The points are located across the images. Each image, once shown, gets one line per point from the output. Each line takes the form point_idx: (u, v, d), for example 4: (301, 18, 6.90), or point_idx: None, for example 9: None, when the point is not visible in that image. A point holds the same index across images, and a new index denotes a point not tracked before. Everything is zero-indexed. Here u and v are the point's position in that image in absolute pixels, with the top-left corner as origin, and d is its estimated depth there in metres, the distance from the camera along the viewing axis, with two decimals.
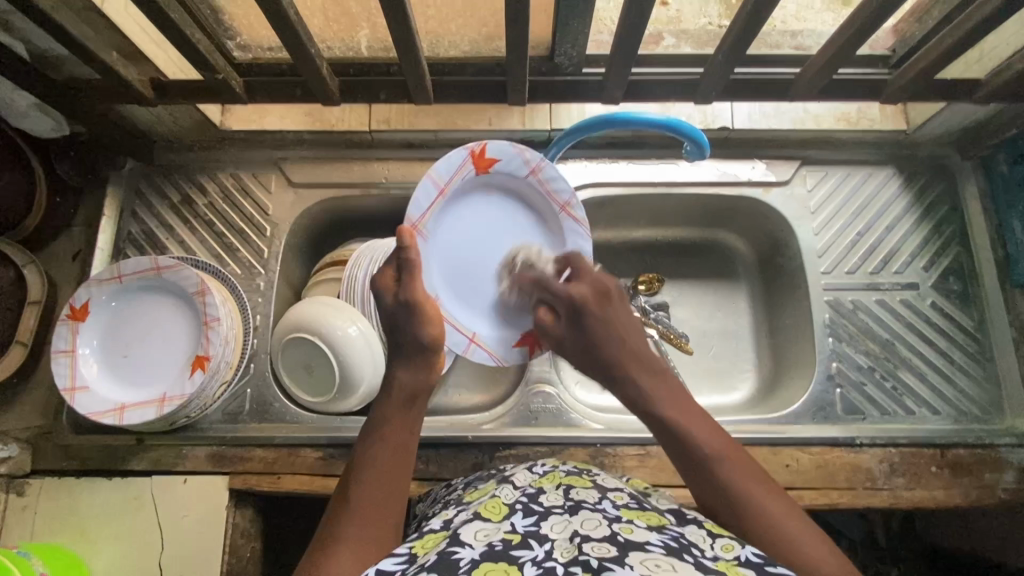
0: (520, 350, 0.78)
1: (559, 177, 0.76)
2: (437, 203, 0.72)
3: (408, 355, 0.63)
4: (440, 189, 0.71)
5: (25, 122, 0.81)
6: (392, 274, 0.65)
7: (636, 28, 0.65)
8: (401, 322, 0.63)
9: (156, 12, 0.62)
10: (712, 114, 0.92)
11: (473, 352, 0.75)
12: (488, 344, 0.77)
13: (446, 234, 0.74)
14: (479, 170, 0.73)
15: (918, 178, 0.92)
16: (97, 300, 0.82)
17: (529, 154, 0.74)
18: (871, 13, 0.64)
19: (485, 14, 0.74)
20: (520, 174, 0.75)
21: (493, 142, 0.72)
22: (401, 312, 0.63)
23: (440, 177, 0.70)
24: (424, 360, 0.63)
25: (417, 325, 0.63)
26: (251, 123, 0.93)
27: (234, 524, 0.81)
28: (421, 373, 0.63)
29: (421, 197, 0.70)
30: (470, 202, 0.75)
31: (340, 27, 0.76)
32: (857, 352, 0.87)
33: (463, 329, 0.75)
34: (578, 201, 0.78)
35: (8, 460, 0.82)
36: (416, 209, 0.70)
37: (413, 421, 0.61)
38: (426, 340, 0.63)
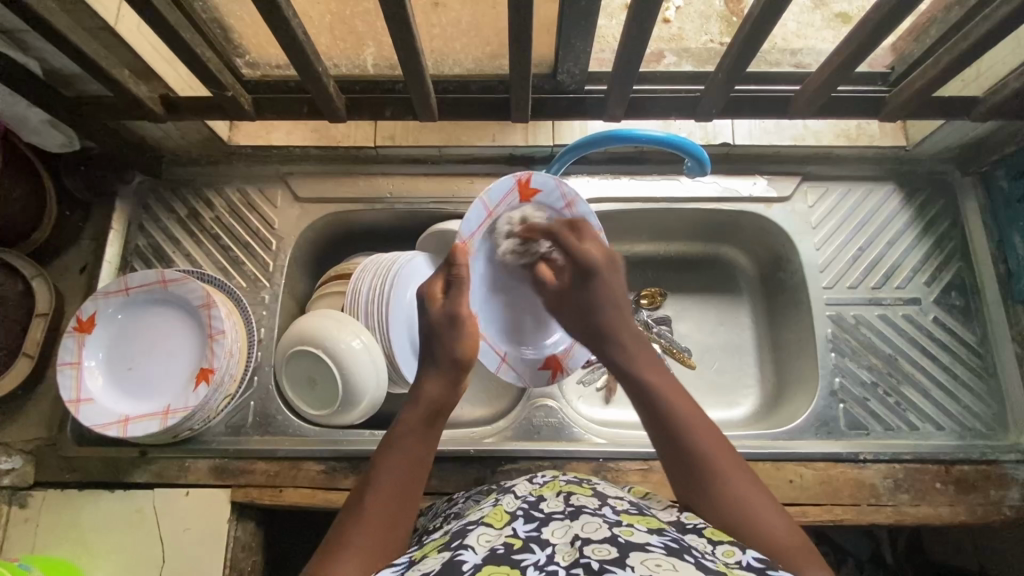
0: (543, 372, 0.83)
1: (591, 214, 0.76)
2: (483, 225, 0.74)
3: (440, 368, 0.63)
4: (487, 212, 0.73)
5: (36, 137, 0.83)
6: (439, 289, 0.67)
7: (638, 47, 0.67)
8: (441, 336, 0.64)
9: (168, 32, 0.64)
10: (713, 130, 0.92)
11: (504, 372, 0.81)
12: (517, 364, 0.82)
13: (487, 252, 0.77)
14: (523, 198, 0.74)
15: (918, 194, 0.93)
16: (104, 313, 0.82)
17: (570, 189, 0.75)
18: (867, 34, 0.65)
19: (488, 33, 0.75)
20: (556, 209, 0.76)
21: (540, 174, 0.73)
22: (443, 326, 0.64)
23: (489, 200, 0.72)
24: (456, 375, 0.63)
25: (454, 341, 0.64)
26: (258, 139, 0.93)
27: (234, 538, 0.81)
28: (448, 389, 0.63)
29: (472, 218, 0.72)
30: (508, 230, 0.76)
31: (346, 45, 0.77)
32: (860, 368, 0.87)
33: (495, 347, 0.80)
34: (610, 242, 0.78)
35: (11, 471, 0.82)
36: (466, 229, 0.72)
37: (433, 437, 0.60)
38: (461, 354, 0.64)
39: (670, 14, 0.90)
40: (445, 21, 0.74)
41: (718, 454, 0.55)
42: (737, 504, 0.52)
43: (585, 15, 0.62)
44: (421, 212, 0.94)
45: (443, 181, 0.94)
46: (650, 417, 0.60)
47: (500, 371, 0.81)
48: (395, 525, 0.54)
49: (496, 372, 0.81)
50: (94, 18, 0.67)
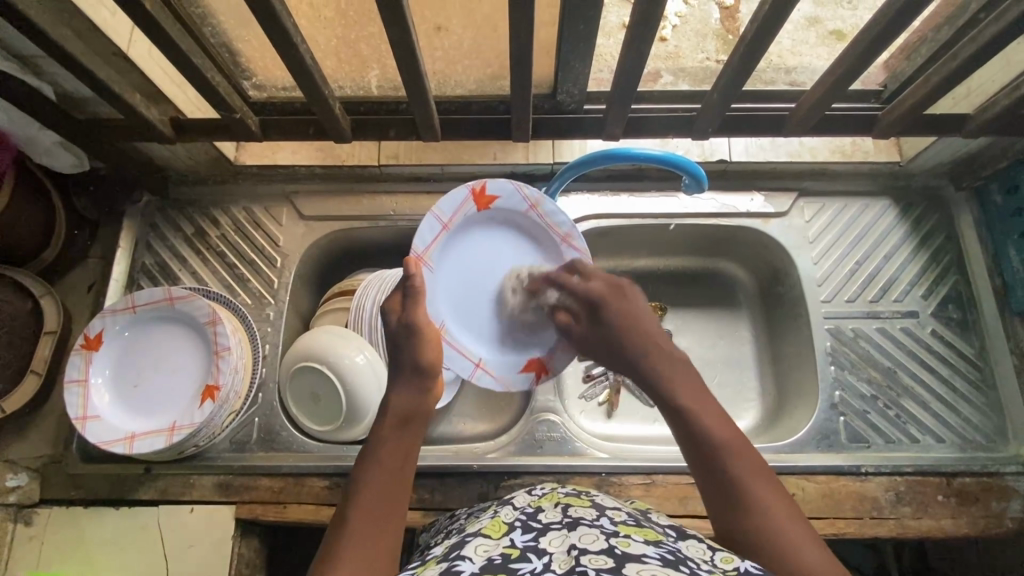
0: (526, 375, 0.82)
1: (557, 210, 0.79)
2: (440, 237, 0.75)
3: (406, 379, 0.66)
4: (443, 225, 0.75)
5: (48, 158, 0.85)
6: (398, 299, 0.69)
7: (635, 68, 0.69)
8: (403, 345, 0.67)
9: (179, 58, 0.66)
10: (710, 148, 0.93)
11: (479, 377, 0.80)
12: (492, 368, 0.81)
13: (449, 262, 0.77)
14: (480, 206, 0.77)
15: (912, 209, 0.94)
16: (111, 330, 0.83)
17: (529, 191, 0.78)
18: (857, 54, 0.67)
19: (490, 55, 0.77)
20: (520, 210, 0.79)
21: (494, 182, 0.76)
22: (403, 332, 0.67)
23: (444, 213, 0.74)
24: (421, 382, 0.66)
25: (416, 349, 0.67)
26: (264, 159, 0.95)
27: (239, 554, 0.81)
28: (417, 397, 0.65)
29: (427, 231, 0.73)
30: (472, 236, 0.79)
31: (351, 68, 0.79)
32: (860, 381, 0.88)
33: (468, 354, 0.79)
34: (579, 232, 0.80)
35: (16, 490, 0.81)
36: (421, 243, 0.73)
37: (410, 445, 0.61)
38: (425, 362, 0.66)
39: (666, 33, 0.93)
40: (448, 44, 0.76)
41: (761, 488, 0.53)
42: (787, 541, 0.50)
43: (584, 38, 0.64)
44: None
45: (445, 199, 0.96)
46: (680, 428, 0.60)
47: (474, 376, 0.80)
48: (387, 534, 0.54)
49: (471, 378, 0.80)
50: (107, 44, 0.69)
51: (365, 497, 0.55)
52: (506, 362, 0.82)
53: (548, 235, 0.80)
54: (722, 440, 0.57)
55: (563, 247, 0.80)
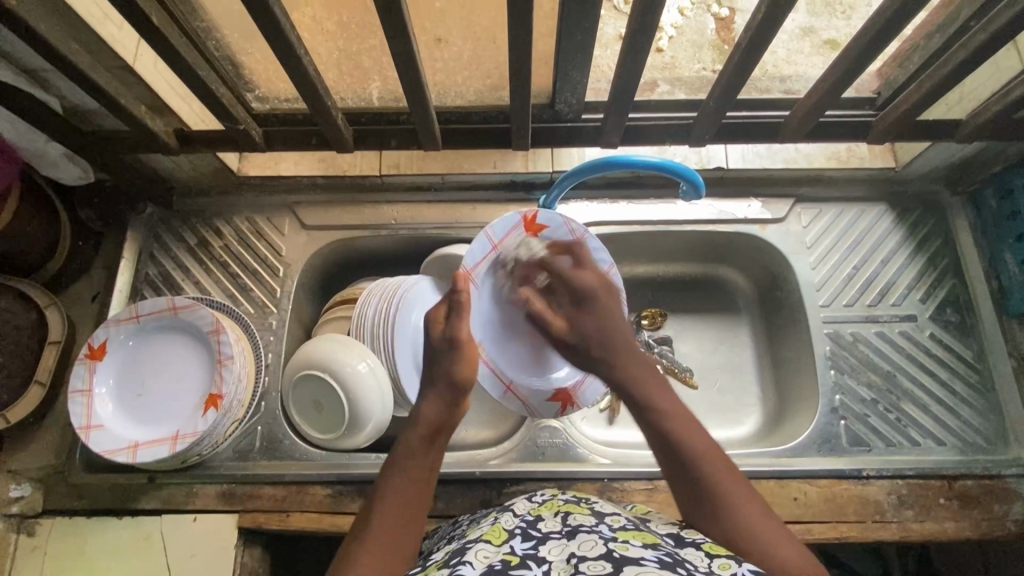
0: (552, 404, 0.86)
1: (599, 247, 0.83)
2: (490, 257, 0.81)
3: (437, 391, 0.65)
4: (493, 246, 0.81)
5: (53, 170, 0.85)
6: (443, 312, 0.69)
7: (632, 79, 0.70)
8: (441, 359, 0.67)
9: (185, 70, 0.67)
10: (707, 155, 0.94)
11: (508, 399, 0.85)
12: (522, 393, 0.86)
13: (494, 283, 0.82)
14: (529, 234, 0.81)
15: (908, 214, 0.95)
16: (116, 340, 0.84)
17: (576, 225, 0.81)
18: (850, 62, 0.69)
19: (489, 66, 0.79)
20: (566, 242, 0.82)
21: (545, 211, 0.80)
22: (445, 348, 0.67)
23: (495, 233, 0.80)
24: (452, 398, 0.65)
25: (452, 362, 0.66)
26: (267, 170, 0.96)
27: (242, 564, 0.81)
28: (448, 411, 0.65)
29: (477, 250, 0.80)
30: (518, 260, 0.84)
31: (353, 80, 0.80)
32: (859, 385, 0.88)
33: (502, 376, 0.85)
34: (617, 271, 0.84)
35: (20, 500, 0.82)
36: (472, 259, 0.80)
37: (435, 458, 0.62)
38: (459, 377, 0.66)
39: (663, 44, 0.95)
40: (448, 56, 0.77)
41: (731, 484, 0.57)
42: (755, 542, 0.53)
43: (580, 49, 0.65)
44: (424, 238, 0.96)
45: (446, 207, 0.97)
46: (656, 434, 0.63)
47: (505, 398, 0.85)
48: (405, 538, 0.56)
49: (500, 399, 0.85)
50: (114, 57, 0.70)
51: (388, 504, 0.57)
52: (539, 389, 0.86)
53: None
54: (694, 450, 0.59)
55: None
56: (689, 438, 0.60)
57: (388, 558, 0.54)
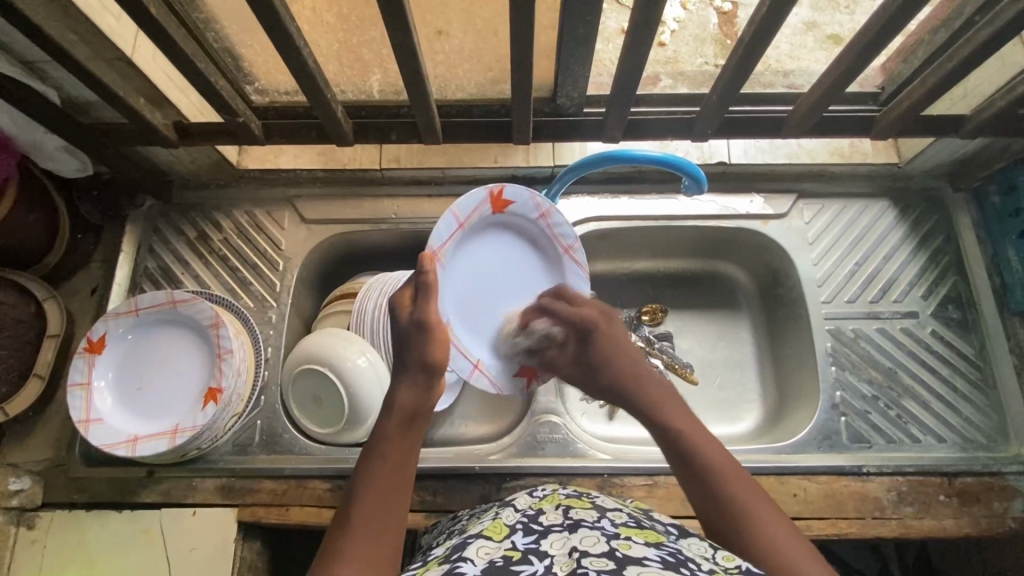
0: (520, 381, 0.83)
1: (564, 221, 0.83)
2: (455, 235, 0.77)
3: (410, 374, 0.65)
4: (459, 224, 0.76)
5: (52, 163, 0.85)
6: (409, 296, 0.68)
7: (634, 71, 0.69)
8: (413, 343, 0.65)
9: (185, 62, 0.67)
10: (710, 150, 0.94)
11: (476, 378, 0.79)
12: (491, 372, 0.81)
13: (458, 265, 0.78)
14: (495, 209, 0.79)
15: (911, 210, 0.95)
16: (114, 333, 0.84)
17: (542, 199, 0.81)
18: (855, 56, 0.68)
19: (490, 59, 0.78)
20: (531, 217, 0.82)
21: (511, 186, 0.79)
22: (413, 331, 0.66)
23: (460, 212, 0.76)
24: (427, 380, 0.65)
25: (425, 345, 0.65)
26: (267, 163, 0.96)
27: (241, 557, 0.81)
28: (422, 394, 0.64)
29: (443, 228, 0.75)
30: (483, 239, 0.81)
31: (353, 72, 0.79)
32: (860, 381, 0.88)
33: (468, 355, 0.79)
34: (580, 245, 0.84)
35: (20, 493, 0.83)
36: (437, 239, 0.74)
37: (412, 441, 0.62)
38: (433, 361, 0.65)
39: (666, 38, 0.94)
40: (449, 48, 0.77)
41: (733, 477, 0.57)
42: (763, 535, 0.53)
43: (582, 42, 0.64)
44: (425, 233, 0.96)
45: (447, 202, 0.96)
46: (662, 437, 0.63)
47: (472, 378, 0.79)
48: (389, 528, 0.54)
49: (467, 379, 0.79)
50: (112, 48, 0.70)
51: (372, 493, 0.56)
52: (503, 366, 0.82)
53: (552, 244, 0.84)
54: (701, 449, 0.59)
55: (563, 257, 0.84)
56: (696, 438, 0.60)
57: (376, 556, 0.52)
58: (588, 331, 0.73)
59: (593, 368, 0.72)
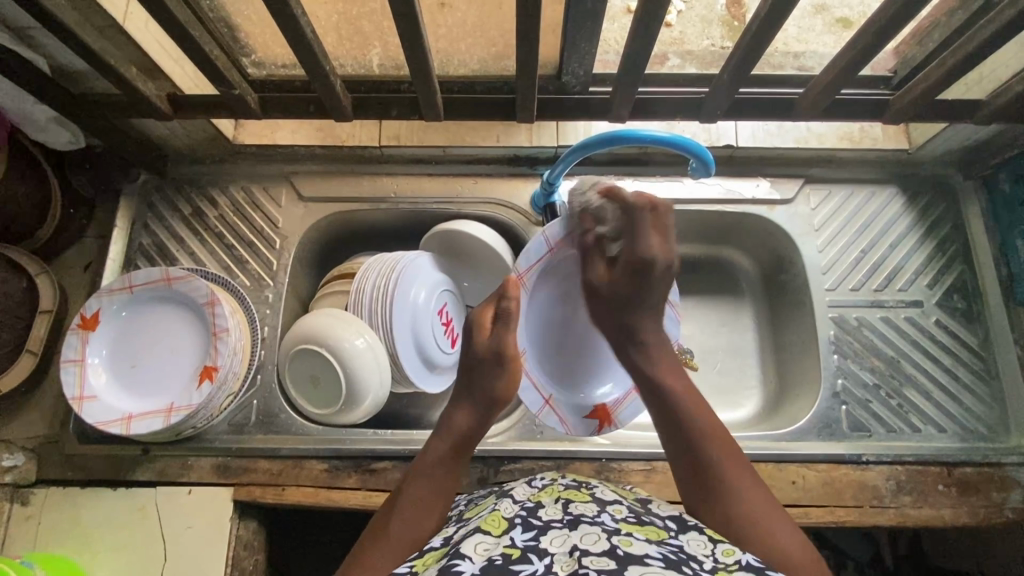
0: (589, 422, 0.83)
1: None
2: (543, 258, 0.80)
3: (474, 401, 0.68)
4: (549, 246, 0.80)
5: (42, 134, 0.82)
6: (489, 320, 0.70)
7: (644, 49, 0.67)
8: (485, 371, 0.68)
9: (178, 31, 0.64)
10: (717, 132, 0.92)
11: (545, 415, 0.82)
12: (560, 409, 0.83)
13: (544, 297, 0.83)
14: None
15: (920, 197, 0.93)
16: (108, 310, 0.82)
17: None
18: (871, 36, 0.66)
19: (494, 33, 0.76)
20: None
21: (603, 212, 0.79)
22: (488, 360, 0.68)
23: (552, 235, 0.79)
24: (485, 412, 0.68)
25: (496, 377, 0.68)
26: (262, 139, 0.93)
27: (237, 536, 0.81)
28: (477, 424, 0.67)
29: (534, 251, 0.79)
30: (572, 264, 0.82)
31: (352, 45, 0.77)
32: (862, 369, 0.87)
33: (540, 389, 0.82)
34: (678, 289, 0.84)
35: (14, 469, 0.82)
36: (526, 261, 0.79)
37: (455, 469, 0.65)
38: (499, 394, 0.68)
39: (672, 17, 0.91)
40: (452, 21, 0.74)
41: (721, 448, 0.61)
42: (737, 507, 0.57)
43: (591, 17, 0.62)
44: (425, 212, 0.94)
45: (447, 181, 0.94)
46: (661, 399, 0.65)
47: (541, 414, 0.82)
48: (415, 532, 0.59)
49: (537, 414, 0.82)
50: (103, 15, 0.67)
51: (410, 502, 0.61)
52: (575, 407, 0.84)
53: None
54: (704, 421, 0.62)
55: (660, 301, 0.83)
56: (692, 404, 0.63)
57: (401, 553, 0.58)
58: (645, 267, 0.69)
59: (625, 302, 0.71)
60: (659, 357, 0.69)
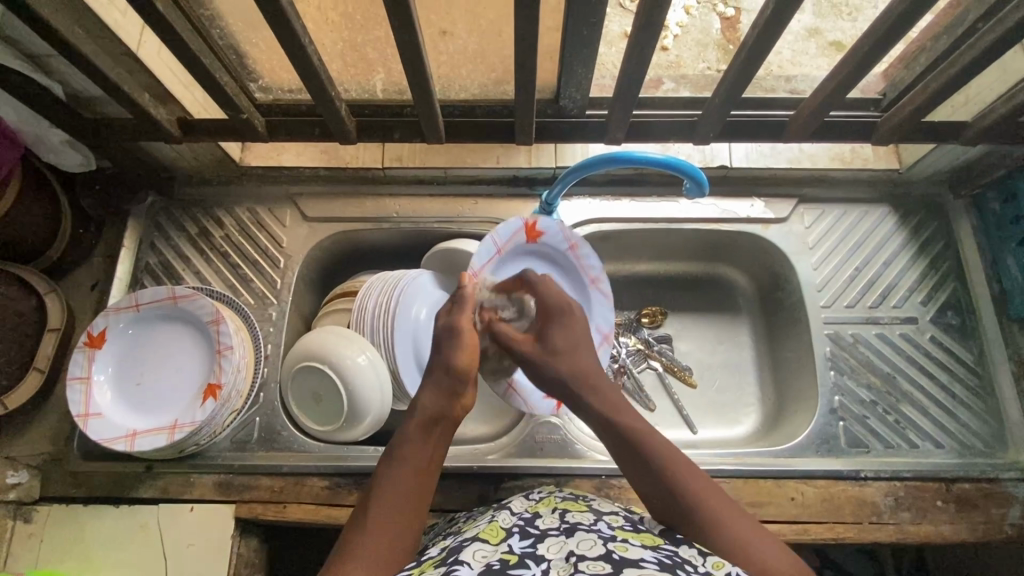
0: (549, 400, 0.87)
1: (590, 255, 0.87)
2: (493, 260, 0.83)
3: (436, 380, 0.67)
4: (498, 249, 0.83)
5: (57, 158, 0.85)
6: (446, 307, 0.74)
7: (637, 74, 0.69)
8: (443, 348, 0.69)
9: (190, 58, 0.67)
10: (712, 153, 0.95)
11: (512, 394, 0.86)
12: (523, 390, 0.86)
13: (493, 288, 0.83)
14: (529, 238, 0.85)
15: (912, 216, 0.95)
16: (115, 327, 0.84)
17: (571, 233, 0.85)
18: (857, 61, 0.68)
19: (494, 60, 0.78)
20: (560, 249, 0.87)
21: (544, 219, 0.84)
22: (443, 335, 0.70)
23: (499, 238, 0.82)
24: (450, 388, 0.66)
25: (452, 350, 0.68)
26: (269, 160, 0.97)
27: (238, 554, 0.81)
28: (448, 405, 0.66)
29: (484, 253, 0.81)
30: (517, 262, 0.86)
31: (356, 71, 0.80)
32: (859, 386, 0.88)
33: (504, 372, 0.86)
34: (605, 276, 0.88)
35: (17, 487, 0.83)
36: (478, 261, 0.80)
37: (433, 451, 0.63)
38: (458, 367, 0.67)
39: (669, 42, 0.94)
40: (453, 48, 0.77)
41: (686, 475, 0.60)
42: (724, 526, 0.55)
43: (586, 44, 0.65)
44: (426, 232, 0.96)
45: (449, 201, 0.96)
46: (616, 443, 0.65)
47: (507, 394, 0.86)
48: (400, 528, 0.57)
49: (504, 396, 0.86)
50: (117, 44, 0.70)
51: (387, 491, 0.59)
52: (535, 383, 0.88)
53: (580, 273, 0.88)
54: (660, 455, 0.62)
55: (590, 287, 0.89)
56: (646, 436, 0.63)
57: (387, 551, 0.55)
58: (556, 310, 0.76)
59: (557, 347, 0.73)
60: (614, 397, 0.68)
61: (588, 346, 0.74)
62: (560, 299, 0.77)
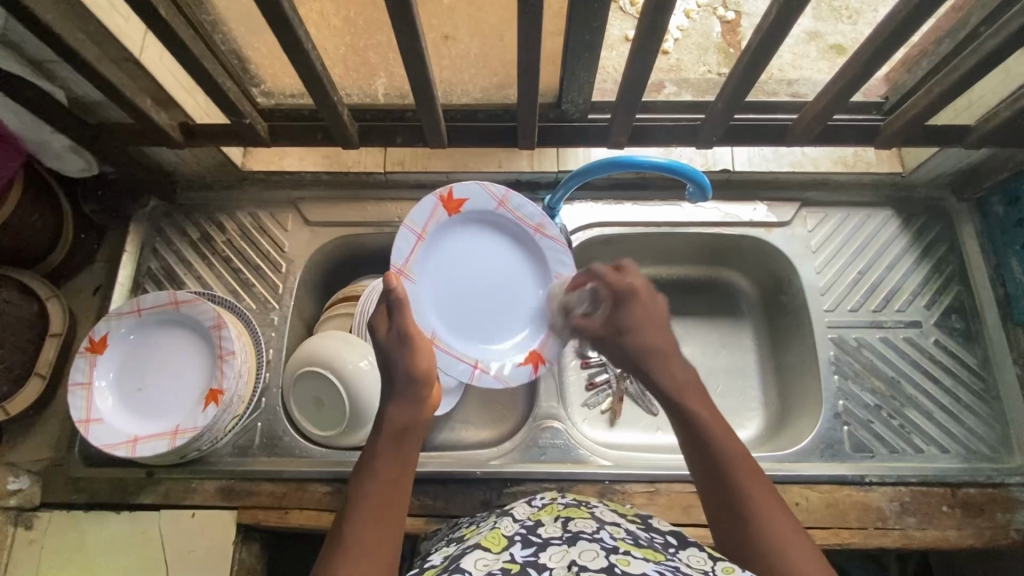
0: (522, 368, 0.84)
1: (525, 203, 0.82)
2: (415, 250, 0.79)
3: (398, 389, 0.64)
4: (417, 236, 0.78)
5: (58, 163, 0.85)
6: (384, 315, 0.69)
7: (640, 78, 0.69)
8: (395, 356, 0.66)
9: (192, 64, 0.66)
10: (713, 158, 0.95)
11: (478, 378, 0.82)
12: (489, 368, 0.83)
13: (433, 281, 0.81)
14: (449, 212, 0.80)
15: (916, 220, 0.95)
16: (115, 333, 0.84)
17: (495, 188, 0.81)
18: (860, 65, 0.68)
19: (496, 64, 0.78)
20: (489, 210, 0.83)
21: (458, 185, 0.79)
22: (393, 345, 0.66)
23: (414, 224, 0.78)
24: (412, 394, 0.64)
25: (407, 356, 0.65)
26: (271, 165, 0.97)
27: (240, 560, 0.81)
28: (411, 409, 0.63)
29: (401, 246, 0.77)
30: (450, 241, 0.82)
31: (359, 76, 0.80)
32: (863, 391, 0.88)
33: (465, 357, 0.82)
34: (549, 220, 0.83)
35: (18, 492, 0.81)
36: (399, 256, 0.77)
37: (404, 456, 0.61)
38: (417, 370, 0.65)
39: (670, 45, 0.94)
40: (455, 53, 0.77)
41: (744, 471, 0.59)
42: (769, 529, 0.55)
43: (589, 47, 0.65)
44: None
45: None
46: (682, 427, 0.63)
47: (474, 379, 0.82)
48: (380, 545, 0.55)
49: (471, 382, 0.82)
50: (120, 49, 0.70)
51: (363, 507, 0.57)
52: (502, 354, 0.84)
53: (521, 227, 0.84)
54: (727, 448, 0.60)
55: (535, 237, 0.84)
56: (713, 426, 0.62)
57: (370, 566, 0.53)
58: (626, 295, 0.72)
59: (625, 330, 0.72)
60: (684, 380, 0.67)
61: (662, 330, 0.71)
62: (631, 281, 0.72)
